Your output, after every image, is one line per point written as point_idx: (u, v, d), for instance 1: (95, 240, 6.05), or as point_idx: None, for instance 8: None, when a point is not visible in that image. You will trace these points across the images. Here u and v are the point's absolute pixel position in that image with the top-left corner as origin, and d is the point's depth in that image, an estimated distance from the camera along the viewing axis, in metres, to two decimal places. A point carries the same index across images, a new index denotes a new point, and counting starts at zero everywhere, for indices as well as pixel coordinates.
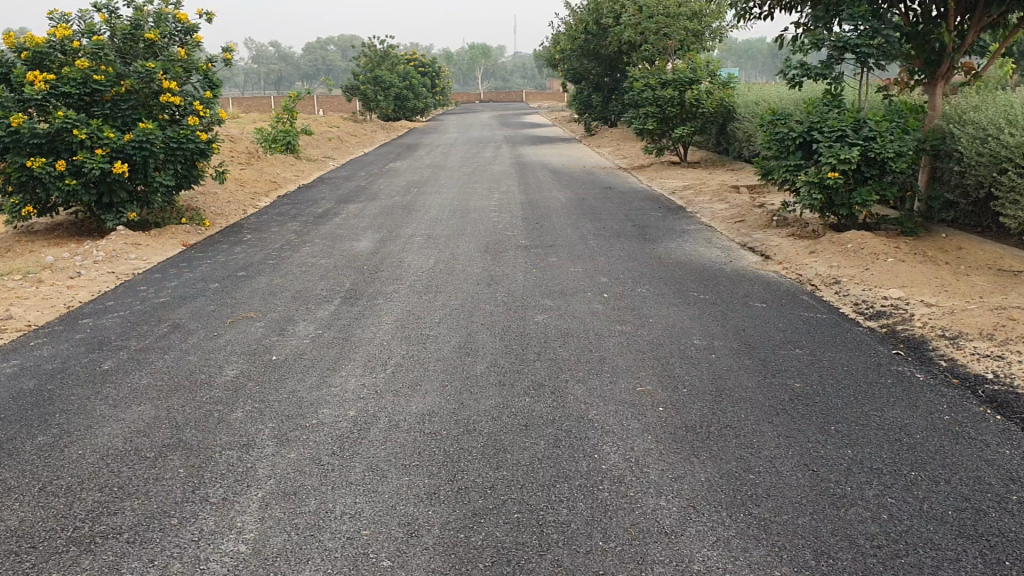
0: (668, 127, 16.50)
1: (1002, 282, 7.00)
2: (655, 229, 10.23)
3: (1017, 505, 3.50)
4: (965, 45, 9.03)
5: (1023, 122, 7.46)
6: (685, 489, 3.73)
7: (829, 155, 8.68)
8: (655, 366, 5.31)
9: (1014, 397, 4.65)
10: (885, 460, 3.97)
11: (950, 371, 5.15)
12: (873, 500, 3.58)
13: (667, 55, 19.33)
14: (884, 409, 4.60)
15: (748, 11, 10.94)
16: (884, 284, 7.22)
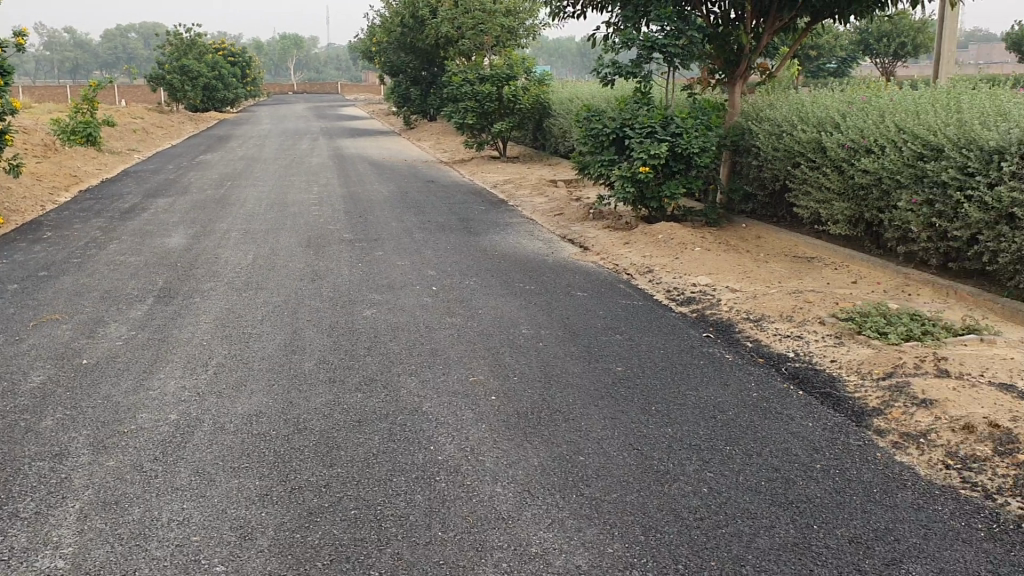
0: (486, 122, 16.68)
1: (797, 268, 7.55)
2: (478, 222, 10.36)
3: (821, 472, 3.80)
4: (761, 47, 9.65)
5: (813, 119, 8.05)
6: (520, 474, 3.81)
7: (640, 150, 9.06)
8: (485, 357, 5.38)
9: (813, 373, 5.04)
10: (702, 436, 4.21)
11: (755, 351, 5.51)
12: (694, 475, 3.79)
13: (484, 51, 19.53)
14: (700, 389, 4.87)
15: (562, 10, 11.24)
16: (693, 272, 7.63)
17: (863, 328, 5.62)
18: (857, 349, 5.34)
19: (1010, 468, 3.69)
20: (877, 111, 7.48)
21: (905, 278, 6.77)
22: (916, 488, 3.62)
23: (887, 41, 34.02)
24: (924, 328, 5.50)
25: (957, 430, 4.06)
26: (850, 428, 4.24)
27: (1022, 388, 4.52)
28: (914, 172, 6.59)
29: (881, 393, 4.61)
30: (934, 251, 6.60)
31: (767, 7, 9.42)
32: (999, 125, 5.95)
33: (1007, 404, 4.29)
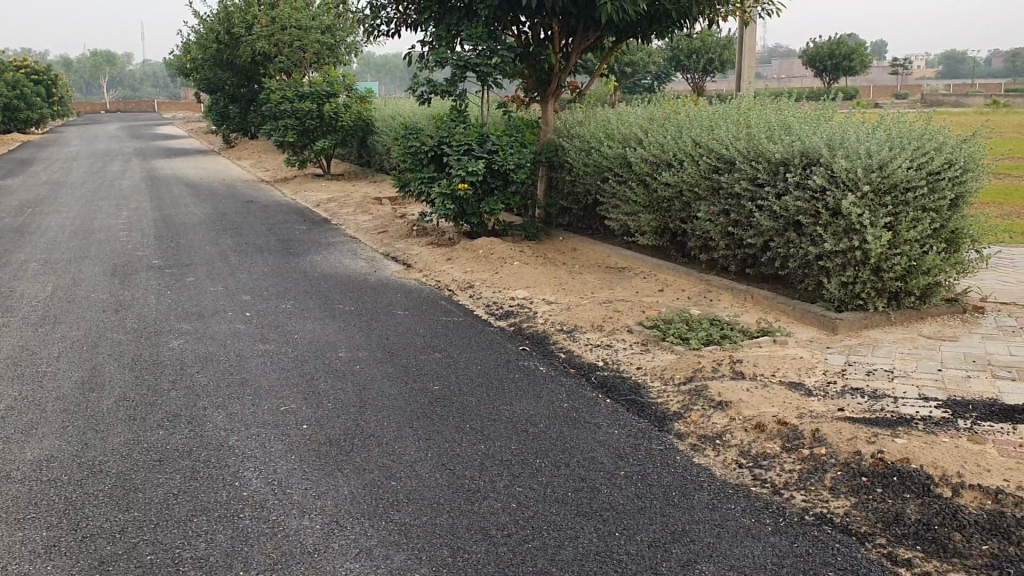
0: (308, 139, 16.38)
1: (610, 278, 7.80)
2: (298, 243, 10.14)
3: (625, 479, 3.91)
4: (570, 66, 9.96)
5: (621, 134, 8.35)
6: (328, 505, 3.74)
7: (458, 167, 9.13)
8: (298, 383, 5.26)
9: (621, 381, 5.21)
10: (512, 450, 4.26)
11: (568, 362, 5.64)
12: (504, 491, 3.82)
13: (303, 67, 19.14)
14: (513, 403, 4.93)
15: (375, 28, 11.20)
16: (512, 286, 7.73)
17: (667, 334, 5.86)
18: (662, 355, 5.56)
19: (796, 463, 3.93)
20: (676, 127, 7.85)
21: (707, 284, 7.11)
22: (711, 488, 3.79)
23: (697, 57, 36.08)
24: (723, 332, 5.80)
25: (749, 429, 4.28)
26: (653, 433, 4.40)
27: (808, 386, 4.82)
28: (711, 185, 6.95)
29: (682, 397, 4.81)
30: (733, 258, 6.98)
31: (574, 28, 9.72)
32: (782, 138, 6.34)
33: (794, 401, 4.57)
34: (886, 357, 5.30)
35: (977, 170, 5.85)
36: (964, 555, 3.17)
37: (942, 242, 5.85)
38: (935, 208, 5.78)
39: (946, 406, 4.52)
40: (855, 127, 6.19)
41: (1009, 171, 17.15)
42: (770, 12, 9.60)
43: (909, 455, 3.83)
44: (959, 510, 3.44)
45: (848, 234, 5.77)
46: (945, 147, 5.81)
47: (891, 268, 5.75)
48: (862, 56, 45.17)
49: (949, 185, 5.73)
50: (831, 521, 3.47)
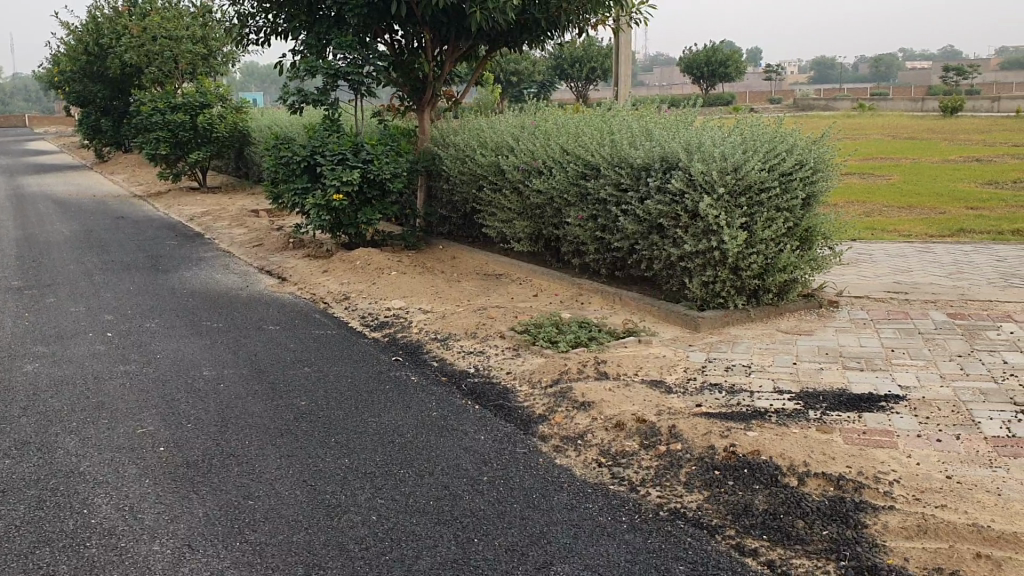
0: (182, 151, 15.93)
1: (485, 285, 7.84)
2: (169, 258, 9.84)
3: (487, 484, 3.92)
4: (444, 75, 9.99)
5: (494, 141, 8.41)
6: (181, 529, 3.62)
7: (332, 178, 9.02)
8: (158, 405, 5.09)
9: (490, 387, 5.23)
10: (377, 462, 4.22)
11: (439, 370, 5.63)
12: (364, 504, 3.78)
13: (176, 78, 18.63)
14: (381, 414, 4.88)
15: (244, 38, 10.97)
16: (387, 296, 7.68)
17: (537, 338, 5.91)
18: (532, 358, 5.61)
19: (653, 460, 4.03)
20: (546, 134, 7.96)
21: (579, 288, 7.23)
22: (571, 488, 3.84)
23: (579, 66, 37.04)
24: (591, 333, 5.89)
25: (610, 428, 4.37)
26: (518, 437, 4.43)
27: (669, 384, 4.96)
28: (578, 191, 7.07)
29: (548, 400, 4.87)
30: (603, 262, 7.11)
31: (446, 37, 9.75)
32: (643, 143, 6.50)
33: (655, 399, 4.69)
34: (745, 353, 5.49)
35: (825, 171, 6.15)
36: (806, 541, 3.31)
37: (795, 240, 6.12)
38: (788, 208, 6.04)
39: (798, 397, 4.73)
40: (712, 132, 6.40)
41: (868, 171, 18.14)
42: (639, 21, 9.84)
43: (758, 447, 3.99)
44: (804, 499, 3.60)
45: (707, 235, 5.96)
46: (795, 148, 6.10)
47: (749, 267, 5.98)
48: (737, 63, 46.74)
49: (800, 185, 6.00)
50: (683, 515, 3.55)
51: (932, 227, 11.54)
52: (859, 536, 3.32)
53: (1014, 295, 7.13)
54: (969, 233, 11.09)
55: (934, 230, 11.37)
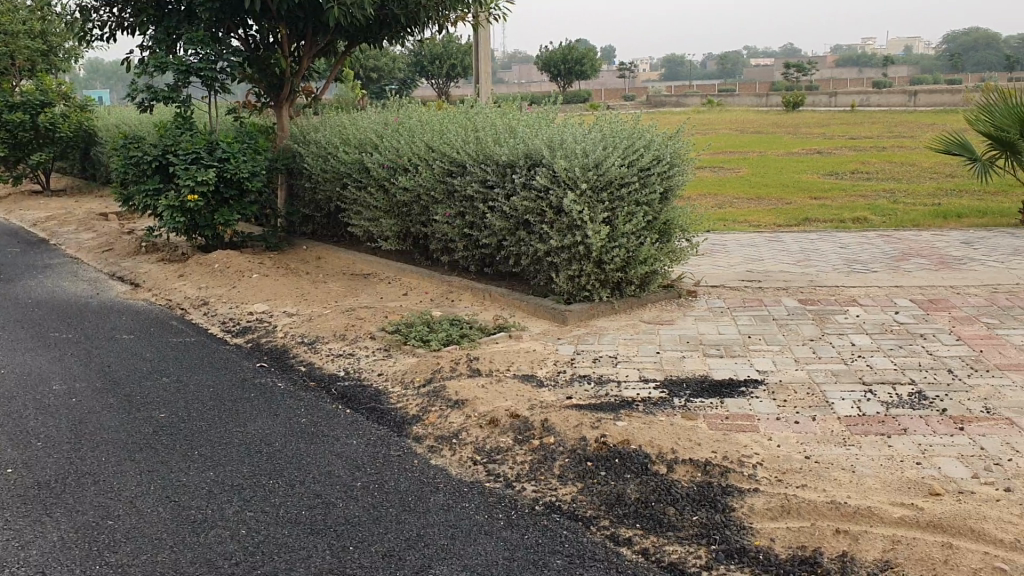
0: (22, 154, 14.97)
1: (352, 285, 7.71)
2: (10, 267, 9.24)
3: (361, 490, 3.84)
4: (302, 71, 9.76)
5: (356, 138, 8.27)
6: (33, 556, 3.40)
7: (186, 178, 8.68)
8: (4, 424, 4.77)
9: (360, 390, 5.14)
10: (244, 473, 4.08)
11: (307, 375, 5.49)
12: (232, 518, 3.64)
13: (12, 76, 17.52)
14: (247, 423, 4.71)
15: (87, 33, 10.41)
16: (250, 300, 7.44)
17: (408, 338, 5.85)
18: (403, 359, 5.55)
19: (527, 455, 4.05)
20: (409, 132, 7.90)
21: (447, 286, 7.21)
22: (447, 489, 3.81)
23: (440, 63, 37.11)
24: (461, 331, 5.88)
25: (484, 425, 4.37)
26: (392, 440, 4.37)
27: (540, 378, 5.00)
28: (445, 188, 7.04)
29: (420, 400, 4.82)
30: (471, 258, 7.12)
31: (303, 32, 9.53)
32: (507, 141, 6.53)
33: (526, 394, 4.72)
34: (612, 344, 5.60)
35: (681, 166, 6.37)
36: (677, 528, 3.39)
37: (655, 233, 6.30)
38: (647, 201, 6.21)
39: (663, 386, 4.86)
40: (573, 128, 6.51)
41: (720, 165, 18.82)
42: (497, 18, 9.89)
43: (628, 436, 4.07)
44: (673, 485, 3.69)
45: (571, 230, 6.04)
46: (652, 143, 6.28)
47: (612, 260, 6.11)
48: (592, 61, 47.76)
49: (658, 180, 6.19)
50: (559, 508, 3.58)
51: (781, 218, 12.07)
52: (727, 519, 3.42)
53: (857, 280, 7.53)
54: (814, 222, 11.64)
55: (781, 220, 11.89)
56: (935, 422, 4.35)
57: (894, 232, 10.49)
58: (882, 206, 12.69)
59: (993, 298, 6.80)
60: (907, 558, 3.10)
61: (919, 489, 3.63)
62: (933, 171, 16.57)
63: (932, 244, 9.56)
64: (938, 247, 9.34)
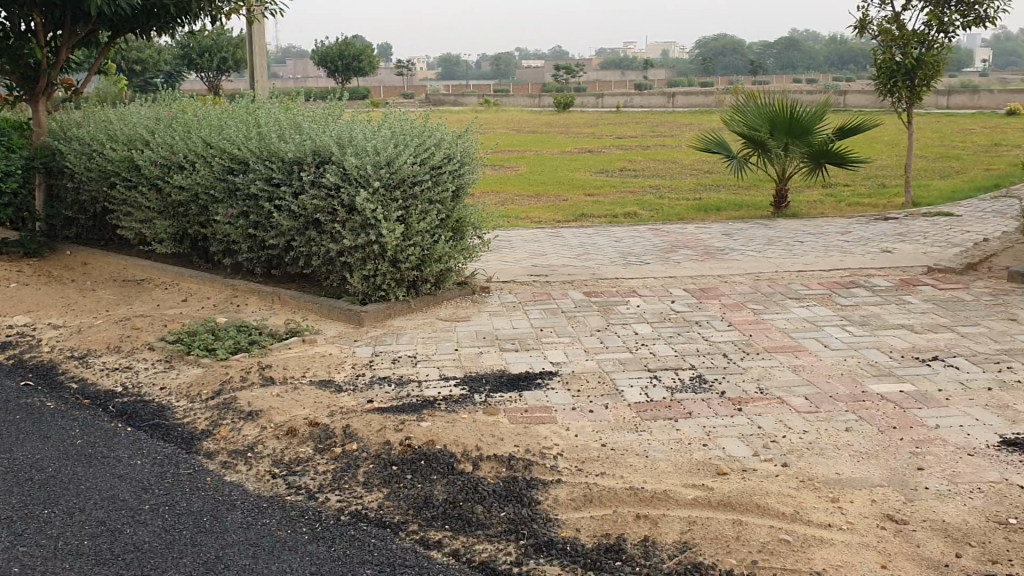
0: None
1: (126, 292, 7.20)
2: None
3: (149, 513, 3.58)
4: (60, 62, 9.00)
5: (125, 134, 7.73)
6: None
7: None
8: None
9: (143, 406, 4.80)
10: (13, 505, 3.69)
11: (81, 392, 5.07)
12: (2, 556, 3.29)
13: None
14: (13, 449, 4.28)
15: None
16: (8, 312, 6.78)
17: (192, 347, 5.53)
18: (188, 370, 5.25)
19: (328, 463, 3.94)
20: (184, 128, 7.48)
21: (232, 289, 6.90)
22: (244, 505, 3.63)
23: (209, 56, 35.60)
24: (250, 337, 5.63)
25: (281, 436, 4.21)
26: (180, 458, 4.11)
27: (337, 383, 4.88)
28: (226, 187, 6.72)
29: (210, 413, 4.57)
30: (257, 260, 6.84)
31: (61, 21, 8.79)
32: (292, 137, 6.33)
33: (324, 400, 4.58)
34: (409, 344, 5.56)
35: (471, 164, 6.45)
36: (485, 526, 3.40)
37: (449, 231, 6.34)
38: (440, 200, 6.24)
39: (462, 382, 4.87)
40: (361, 125, 6.40)
41: (498, 163, 19.20)
42: (273, 13, 9.56)
43: (432, 436, 4.05)
44: (479, 483, 3.69)
45: (364, 230, 5.96)
46: (443, 142, 6.30)
47: (407, 259, 6.08)
48: (369, 59, 47.41)
49: (449, 178, 6.22)
50: (365, 517, 3.50)
51: (559, 214, 12.46)
52: (534, 513, 3.47)
53: (634, 272, 7.90)
54: (589, 217, 12.11)
55: (560, 216, 12.27)
56: (717, 404, 4.62)
57: (663, 225, 11.10)
58: (651, 202, 13.39)
59: (756, 285, 7.33)
60: (703, 538, 3.26)
61: (707, 469, 3.83)
62: (693, 168, 17.68)
63: (698, 236, 10.19)
64: (703, 239, 9.97)
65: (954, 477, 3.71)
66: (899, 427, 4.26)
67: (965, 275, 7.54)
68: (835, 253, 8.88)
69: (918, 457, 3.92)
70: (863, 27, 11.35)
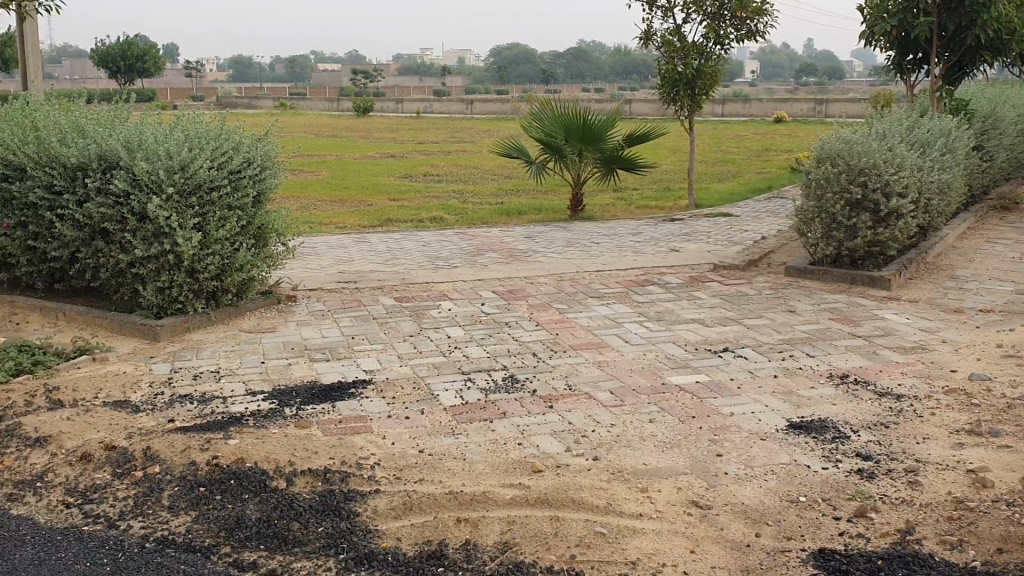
0: None
1: None
2: None
3: None
4: None
5: None
6: None
7: None
8: None
9: None
10: None
11: None
12: None
13: None
14: None
15: None
16: None
17: None
18: None
19: (129, 488, 3.70)
20: None
21: (11, 306, 6.36)
22: (35, 540, 3.35)
23: None
24: (33, 357, 5.19)
25: (74, 463, 3.91)
26: None
27: (135, 403, 4.60)
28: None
29: None
30: (37, 274, 6.34)
31: None
32: (75, 141, 5.91)
33: (121, 422, 4.31)
34: (211, 358, 5.32)
35: (272, 168, 6.27)
36: (303, 543, 3.30)
37: (251, 238, 6.12)
38: (240, 206, 6.01)
39: (272, 396, 4.72)
40: (151, 127, 6.07)
41: (298, 168, 18.76)
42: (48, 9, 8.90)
43: (242, 454, 3.90)
44: (295, 499, 3.59)
45: (158, 238, 5.66)
46: (241, 145, 6.08)
47: (205, 268, 5.83)
48: (156, 60, 45.23)
49: (249, 183, 6.01)
50: (172, 542, 3.31)
51: (364, 219, 12.34)
52: (353, 526, 3.40)
53: (442, 275, 7.94)
54: (395, 222, 12.06)
55: (364, 221, 12.16)
56: (529, 403, 4.71)
57: (468, 229, 11.22)
58: (454, 206, 13.50)
59: (560, 285, 7.54)
60: (522, 536, 3.31)
61: (523, 468, 3.90)
62: (494, 173, 17.99)
63: (502, 239, 10.37)
64: (507, 241, 10.17)
65: (749, 461, 3.96)
66: (699, 416, 4.50)
67: (748, 271, 8.07)
68: (631, 253, 9.29)
69: (716, 444, 4.15)
70: (648, 38, 11.91)
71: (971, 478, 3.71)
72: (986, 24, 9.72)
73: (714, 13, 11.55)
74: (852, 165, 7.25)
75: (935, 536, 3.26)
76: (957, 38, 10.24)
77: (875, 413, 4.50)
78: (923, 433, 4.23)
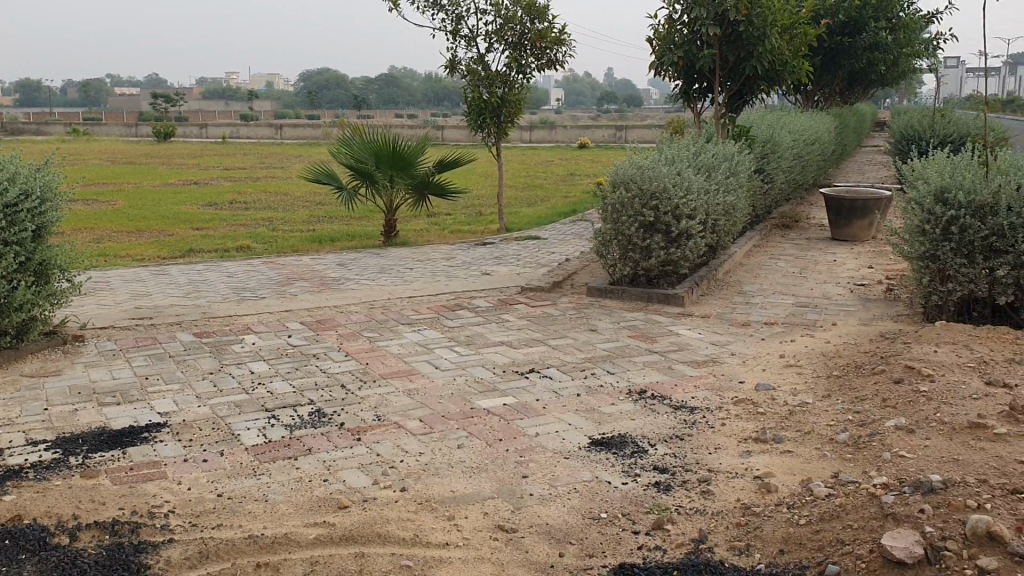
0: None
1: None
2: None
3: None
4: None
5: None
6: None
7: None
8: None
9: None
10: None
11: None
12: None
13: None
14: None
15: None
16: None
17: None
18: None
19: None
20: None
21: None
22: None
23: None
24: None
25: None
26: None
27: None
28: None
29: None
30: None
31: None
32: None
33: None
34: None
35: (52, 201, 5.88)
36: None
37: (30, 275, 5.71)
38: (18, 241, 5.60)
39: (55, 446, 4.39)
40: None
41: (89, 197, 17.64)
42: None
43: (19, 512, 3.60)
44: (78, 556, 3.30)
45: None
46: (18, 176, 5.67)
47: None
48: None
49: (27, 216, 5.61)
50: None
51: (163, 250, 11.78)
52: None
53: (247, 308, 7.67)
54: (197, 253, 11.55)
55: (165, 252, 11.61)
56: (336, 437, 4.61)
57: (275, 258, 10.92)
58: (262, 234, 13.12)
59: (369, 313, 7.45)
60: None
61: (327, 505, 3.81)
62: (304, 200, 17.63)
63: (312, 267, 10.15)
64: (317, 270, 9.96)
65: (553, 482, 4.03)
66: (505, 439, 4.55)
67: (554, 292, 8.27)
68: (442, 278, 9.32)
69: (521, 466, 4.21)
70: (453, 67, 12.05)
71: (756, 484, 3.94)
72: (762, 56, 10.57)
73: (515, 43, 11.84)
74: (645, 189, 7.58)
75: (725, 543, 3.43)
76: (736, 70, 11.01)
77: (670, 426, 4.70)
78: (714, 443, 4.46)
